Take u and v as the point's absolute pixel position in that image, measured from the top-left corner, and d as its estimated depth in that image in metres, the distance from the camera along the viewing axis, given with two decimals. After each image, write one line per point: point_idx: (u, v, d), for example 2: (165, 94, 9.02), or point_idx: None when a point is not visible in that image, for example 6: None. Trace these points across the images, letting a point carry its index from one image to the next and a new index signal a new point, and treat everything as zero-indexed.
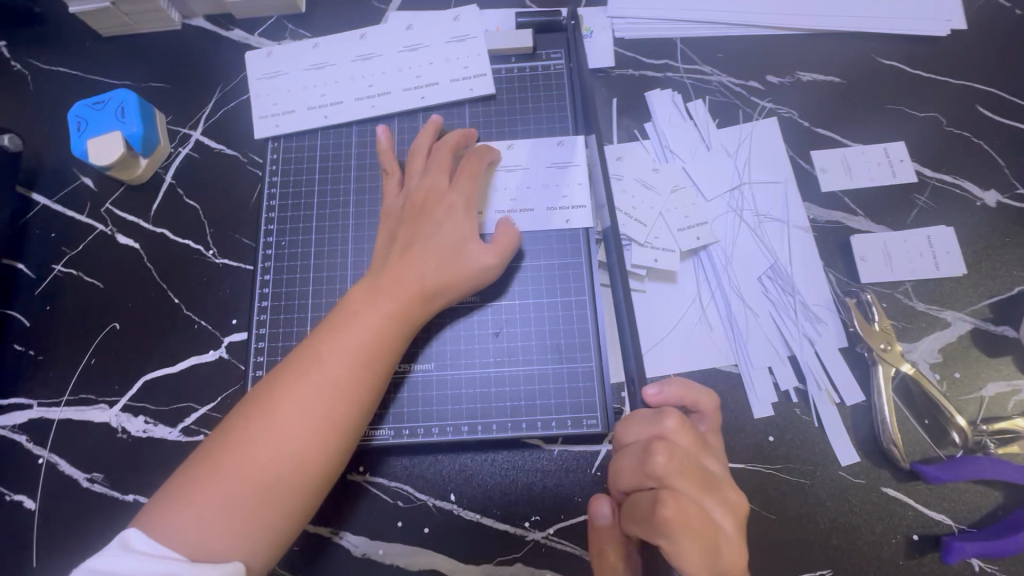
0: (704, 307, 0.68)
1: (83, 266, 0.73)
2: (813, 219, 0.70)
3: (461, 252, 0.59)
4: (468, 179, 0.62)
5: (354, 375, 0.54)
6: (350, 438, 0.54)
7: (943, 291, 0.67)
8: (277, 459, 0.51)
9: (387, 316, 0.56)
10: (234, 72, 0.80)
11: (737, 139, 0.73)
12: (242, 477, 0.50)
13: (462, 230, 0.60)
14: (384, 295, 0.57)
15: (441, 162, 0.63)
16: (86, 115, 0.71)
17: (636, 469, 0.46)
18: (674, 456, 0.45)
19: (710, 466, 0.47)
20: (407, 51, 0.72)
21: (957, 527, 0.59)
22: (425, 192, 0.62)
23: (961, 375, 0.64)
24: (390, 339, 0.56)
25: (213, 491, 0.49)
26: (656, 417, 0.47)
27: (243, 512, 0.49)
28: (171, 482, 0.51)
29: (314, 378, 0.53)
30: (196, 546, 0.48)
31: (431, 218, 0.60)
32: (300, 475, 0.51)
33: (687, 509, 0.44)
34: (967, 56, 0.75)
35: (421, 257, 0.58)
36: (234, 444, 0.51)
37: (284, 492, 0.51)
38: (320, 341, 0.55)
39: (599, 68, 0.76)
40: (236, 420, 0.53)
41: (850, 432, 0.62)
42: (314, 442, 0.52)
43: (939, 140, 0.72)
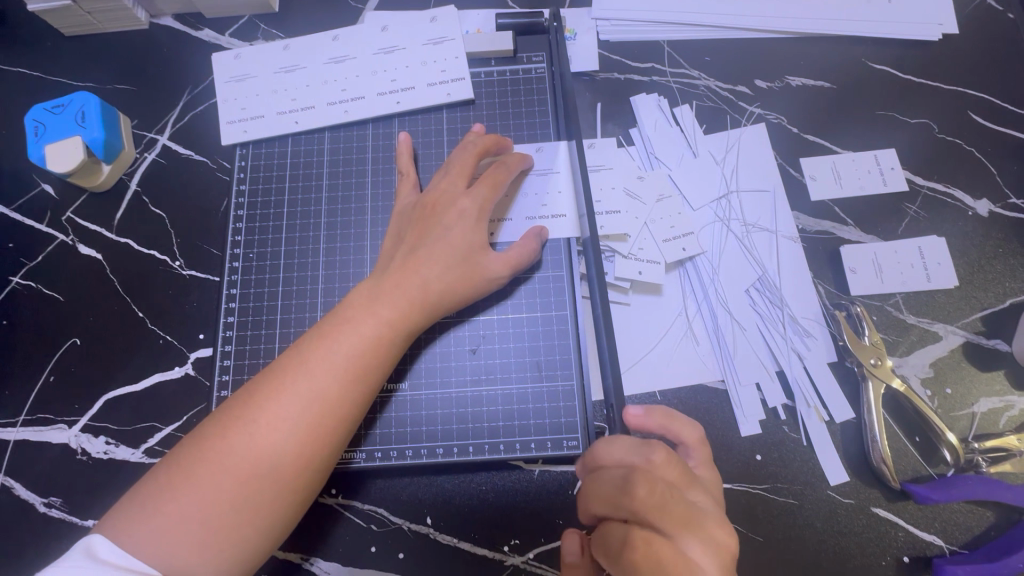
0: (690, 321, 0.65)
1: (42, 278, 0.70)
2: (802, 229, 0.68)
3: (469, 261, 0.57)
4: (489, 188, 0.59)
5: (346, 385, 0.51)
6: (335, 451, 0.52)
7: (935, 304, 0.65)
8: (257, 470, 0.48)
9: (385, 324, 0.54)
10: (203, 74, 0.76)
11: (724, 146, 0.71)
12: (218, 486, 0.47)
13: (474, 238, 0.57)
14: (385, 300, 0.54)
15: (463, 166, 0.60)
16: (45, 121, 0.68)
17: (611, 500, 0.44)
18: (655, 490, 0.43)
19: (697, 504, 0.44)
20: (382, 53, 0.69)
21: (948, 549, 0.57)
22: (439, 196, 0.59)
23: (953, 390, 0.62)
24: (386, 349, 0.53)
25: (186, 499, 0.47)
26: (642, 447, 0.46)
27: (216, 524, 0.47)
28: (143, 487, 0.48)
29: (303, 385, 0.50)
30: (163, 558, 0.45)
31: (440, 223, 0.58)
32: (280, 488, 0.49)
33: (661, 551, 0.41)
34: (959, 61, 0.73)
35: (426, 262, 0.56)
36: (212, 450, 0.48)
37: (262, 507, 0.48)
38: (313, 345, 0.52)
39: (583, 71, 0.73)
40: (216, 425, 0.50)
41: (839, 450, 0.61)
42: (297, 455, 0.49)
43: (930, 148, 0.70)
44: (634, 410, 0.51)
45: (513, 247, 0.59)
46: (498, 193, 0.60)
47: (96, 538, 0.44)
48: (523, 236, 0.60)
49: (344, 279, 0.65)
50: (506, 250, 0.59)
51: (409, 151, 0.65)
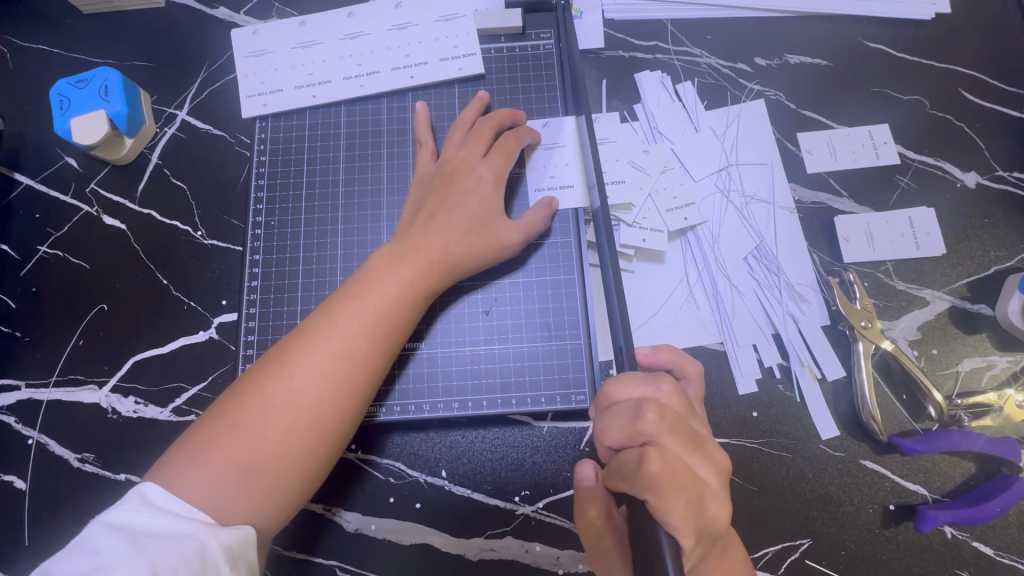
0: (691, 287, 0.69)
1: (69, 247, 0.73)
2: (799, 200, 0.71)
3: (486, 225, 0.60)
4: (503, 156, 0.62)
5: (373, 341, 0.54)
6: (365, 404, 0.55)
7: (923, 270, 0.68)
8: (296, 421, 0.51)
9: (408, 284, 0.57)
10: (220, 51, 0.79)
11: (725, 121, 0.74)
12: (258, 437, 0.50)
13: (491, 203, 0.61)
14: (406, 262, 0.57)
15: (481, 136, 0.63)
16: (69, 94, 0.70)
17: (626, 427, 0.46)
18: (665, 415, 0.45)
19: (698, 429, 0.48)
20: (396, 29, 0.71)
21: (931, 498, 0.61)
22: (457, 163, 0.62)
23: (938, 351, 0.66)
24: (409, 307, 0.57)
25: (229, 450, 0.50)
26: (652, 379, 0.48)
27: (259, 472, 0.50)
28: (185, 440, 0.51)
29: (334, 342, 0.53)
30: (212, 503, 0.48)
31: (459, 189, 0.61)
32: (318, 439, 0.52)
33: (674, 465, 0.44)
34: (951, 38, 0.76)
35: (445, 226, 0.59)
36: (251, 405, 0.51)
37: (300, 455, 0.51)
38: (341, 303, 0.55)
39: (589, 49, 0.76)
40: (253, 381, 0.53)
41: (831, 407, 0.64)
42: (332, 408, 0.52)
43: (922, 123, 0.73)
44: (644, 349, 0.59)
45: (527, 212, 0.62)
46: (512, 160, 0.63)
47: (146, 488, 0.47)
48: (533, 205, 0.63)
49: (361, 246, 0.68)
50: (522, 216, 0.62)
51: (424, 122, 0.68)
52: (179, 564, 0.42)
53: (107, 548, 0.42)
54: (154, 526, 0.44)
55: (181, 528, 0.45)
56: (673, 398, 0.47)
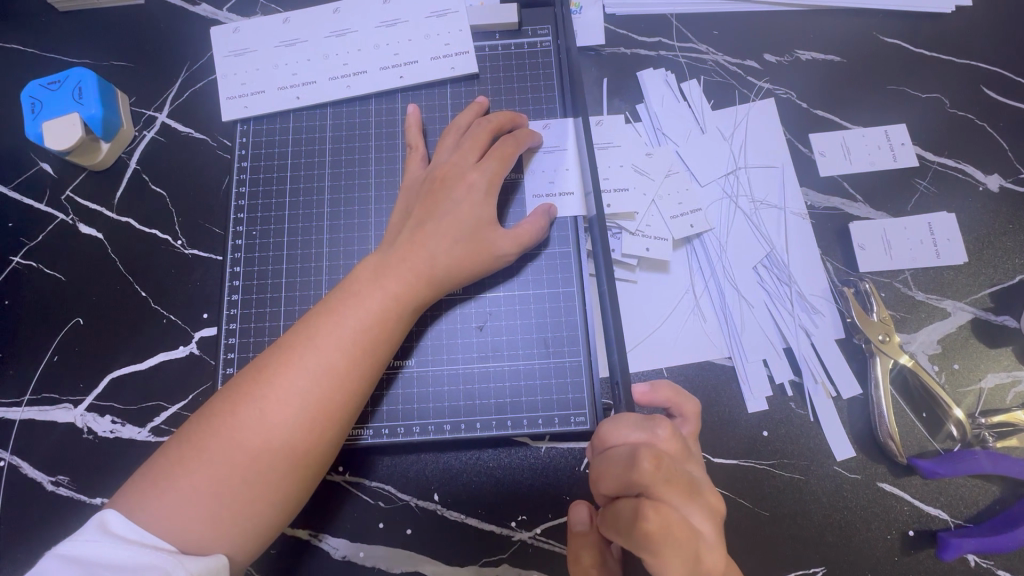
0: (697, 298, 0.65)
1: (44, 258, 0.69)
2: (811, 205, 0.67)
3: (478, 234, 0.56)
4: (498, 162, 0.58)
5: (354, 359, 0.51)
6: (345, 426, 0.52)
7: (943, 280, 0.64)
8: (270, 445, 0.48)
9: (392, 298, 0.53)
10: (201, 50, 0.75)
11: (732, 122, 0.70)
12: (228, 462, 0.47)
13: (482, 212, 0.57)
14: (391, 274, 0.54)
15: (476, 140, 0.59)
16: (40, 96, 0.68)
17: (619, 475, 0.43)
18: (661, 463, 0.42)
19: (693, 476, 0.45)
20: (384, 26, 0.67)
21: (953, 523, 0.58)
22: (448, 168, 0.59)
23: (960, 366, 0.62)
24: (393, 323, 0.53)
25: (196, 475, 0.47)
26: (649, 423, 0.45)
27: (228, 500, 0.47)
28: (153, 463, 0.48)
29: (312, 360, 0.50)
30: (178, 532, 0.45)
31: (449, 196, 0.57)
32: (293, 464, 0.48)
33: (671, 521, 0.40)
34: (972, 33, 0.72)
35: (433, 236, 0.55)
36: (222, 427, 0.48)
37: (274, 482, 0.48)
38: (322, 318, 0.52)
39: (589, 46, 0.72)
40: (225, 401, 0.50)
41: (847, 426, 0.61)
42: (309, 431, 0.49)
43: (942, 123, 0.69)
44: (641, 388, 0.53)
45: (523, 223, 0.58)
46: (507, 167, 0.59)
47: (110, 515, 0.44)
48: (532, 213, 0.60)
49: (348, 256, 0.64)
50: (515, 227, 0.59)
51: (417, 125, 0.64)
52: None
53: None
54: (114, 558, 0.42)
55: (144, 558, 0.42)
56: (670, 442, 0.44)
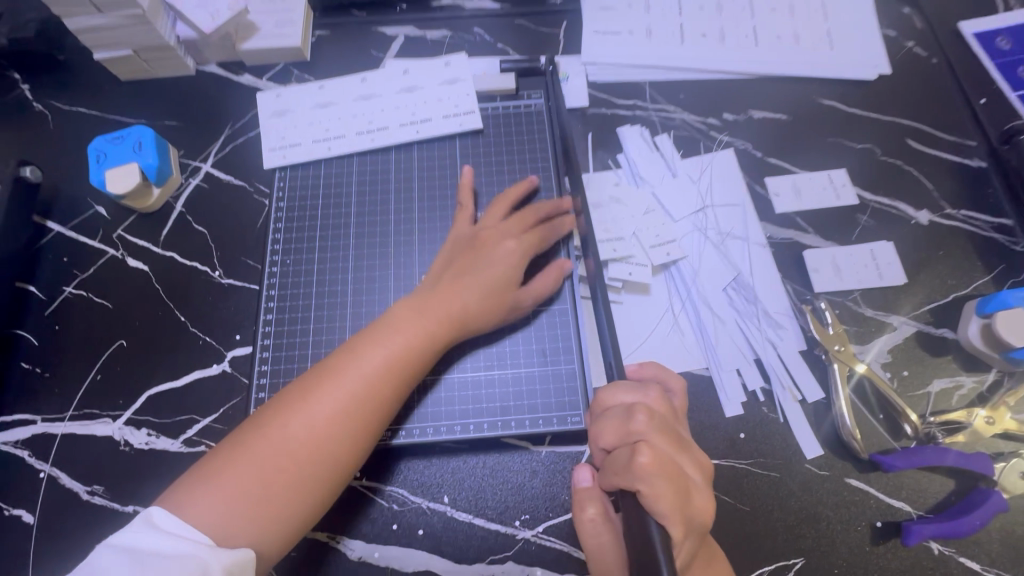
0: (676, 316, 0.74)
1: (94, 288, 0.78)
2: (770, 236, 0.78)
3: (504, 291, 0.66)
4: (535, 241, 0.69)
5: (387, 389, 0.58)
6: (373, 443, 0.59)
7: (888, 298, 0.74)
8: (311, 455, 0.54)
9: (422, 335, 0.61)
10: (243, 111, 0.88)
11: (699, 168, 0.82)
12: (272, 467, 0.53)
13: (512, 270, 0.66)
14: (426, 314, 0.62)
15: (520, 219, 0.70)
16: (106, 149, 0.78)
17: (617, 428, 0.50)
18: (653, 416, 0.50)
19: (685, 434, 0.52)
20: (404, 92, 0.80)
21: (915, 514, 0.64)
22: (490, 234, 0.69)
23: (910, 373, 0.70)
24: (419, 355, 0.61)
25: (240, 477, 0.53)
26: (640, 386, 0.53)
27: (268, 503, 0.53)
28: (201, 465, 0.54)
29: (352, 385, 0.57)
30: (219, 528, 0.50)
31: (488, 253, 0.67)
32: (327, 474, 0.55)
33: (665, 462, 0.47)
34: (894, 96, 0.87)
35: (468, 287, 0.64)
36: (268, 437, 0.55)
37: (309, 489, 0.54)
38: (361, 347, 0.60)
39: (575, 107, 0.85)
40: (273, 412, 0.56)
41: (813, 427, 0.68)
42: (346, 448, 0.56)
43: (876, 168, 0.82)
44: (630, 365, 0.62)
45: (536, 280, 0.68)
46: (542, 246, 0.70)
47: (158, 510, 0.50)
48: (548, 271, 0.69)
49: (370, 281, 0.74)
50: (532, 284, 0.68)
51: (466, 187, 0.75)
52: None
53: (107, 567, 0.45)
54: (151, 546, 0.47)
55: (180, 548, 0.47)
56: (661, 402, 0.52)
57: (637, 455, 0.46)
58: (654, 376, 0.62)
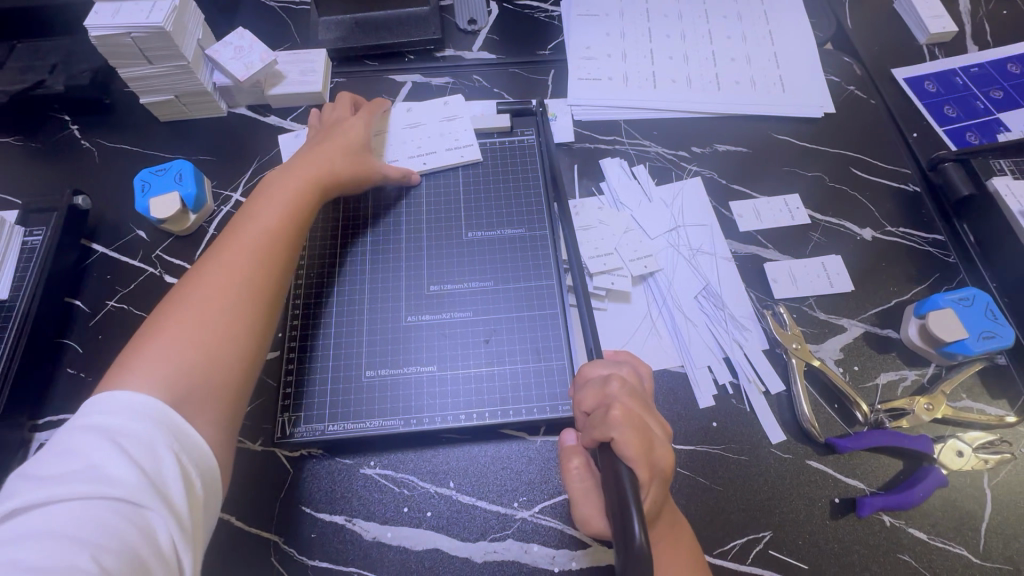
0: (654, 321, 0.84)
1: (134, 302, 0.87)
2: (735, 251, 0.89)
3: (350, 161, 0.83)
4: (366, 114, 0.89)
5: (274, 241, 0.72)
6: (283, 269, 0.71)
7: (838, 303, 0.84)
8: (223, 286, 0.66)
9: (299, 188, 0.77)
10: (270, 148, 0.99)
11: (671, 193, 0.94)
12: (189, 310, 0.63)
13: (358, 139, 0.85)
14: (300, 172, 0.79)
15: (345, 106, 0.90)
16: (151, 180, 0.89)
17: (595, 394, 0.60)
18: (625, 383, 0.60)
19: (651, 402, 0.62)
20: (410, 127, 0.93)
21: (868, 491, 0.72)
22: (331, 121, 0.88)
23: (860, 367, 0.80)
24: (308, 197, 0.78)
25: (166, 337, 0.61)
26: (615, 362, 0.64)
27: (192, 345, 0.61)
28: (127, 344, 0.61)
29: (246, 244, 0.70)
30: (150, 369, 0.58)
31: (331, 132, 0.86)
32: (244, 290, 0.66)
33: (633, 416, 0.57)
34: (838, 132, 1.00)
35: (325, 151, 0.82)
36: (177, 308, 0.63)
37: (228, 300, 0.65)
38: (238, 226, 0.72)
39: (562, 142, 0.97)
40: (186, 277, 0.67)
41: (777, 415, 0.77)
42: (255, 263, 0.69)
43: (825, 192, 0.94)
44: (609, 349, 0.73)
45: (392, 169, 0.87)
46: (374, 116, 0.91)
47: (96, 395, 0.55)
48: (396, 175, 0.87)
49: (384, 290, 0.82)
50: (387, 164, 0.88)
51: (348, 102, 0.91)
52: (153, 467, 0.51)
53: (83, 445, 0.50)
54: (126, 427, 0.52)
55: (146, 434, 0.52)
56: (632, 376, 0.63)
57: (609, 409, 0.56)
58: (627, 359, 0.71)
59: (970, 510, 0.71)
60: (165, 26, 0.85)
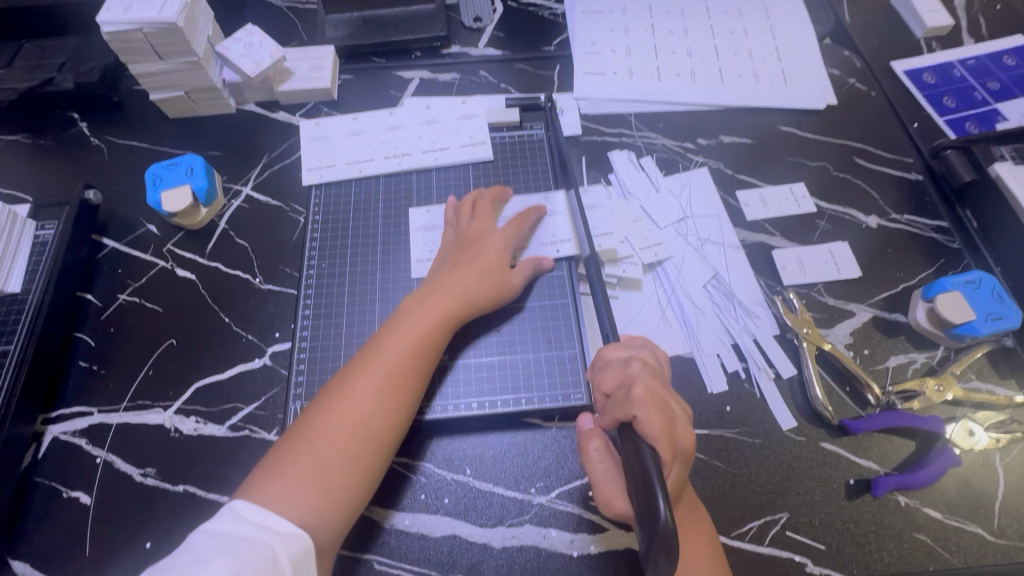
0: (664, 308, 0.84)
1: (146, 295, 0.87)
2: (743, 240, 0.90)
3: (498, 274, 0.76)
4: (514, 227, 0.81)
5: (420, 349, 0.70)
6: (406, 416, 0.67)
7: (846, 289, 0.85)
8: (352, 443, 0.62)
9: (434, 323, 0.71)
10: (279, 142, 0.99)
11: (679, 184, 0.95)
12: (316, 479, 0.60)
13: (502, 258, 0.78)
14: (430, 307, 0.72)
15: (486, 211, 0.82)
16: (161, 174, 0.90)
17: (615, 375, 0.60)
18: (645, 365, 0.60)
19: (669, 385, 0.62)
20: (426, 124, 0.94)
21: (882, 471, 0.73)
22: (474, 232, 0.80)
23: (870, 351, 0.81)
24: (436, 342, 0.71)
25: (307, 458, 0.61)
26: (633, 346, 0.64)
27: (321, 480, 0.60)
28: (267, 458, 0.62)
29: (378, 372, 0.67)
30: (287, 503, 0.58)
31: (477, 246, 0.78)
32: (366, 452, 0.63)
33: (655, 395, 0.57)
34: (841, 123, 1.02)
35: (466, 276, 0.75)
36: (313, 425, 0.63)
37: (349, 487, 0.61)
38: (395, 327, 0.71)
39: (571, 135, 0.99)
40: (314, 411, 0.65)
41: (787, 400, 0.77)
42: (381, 425, 0.64)
43: (830, 181, 0.95)
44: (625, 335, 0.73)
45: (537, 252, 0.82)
46: (521, 231, 0.81)
47: (239, 498, 0.58)
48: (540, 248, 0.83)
49: (395, 281, 0.84)
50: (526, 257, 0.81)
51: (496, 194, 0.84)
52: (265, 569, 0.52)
53: (207, 550, 0.52)
54: (239, 533, 0.54)
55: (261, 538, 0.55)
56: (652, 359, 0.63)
57: (630, 388, 0.56)
58: (644, 343, 0.71)
59: (982, 488, 0.72)
60: (176, 21, 0.86)
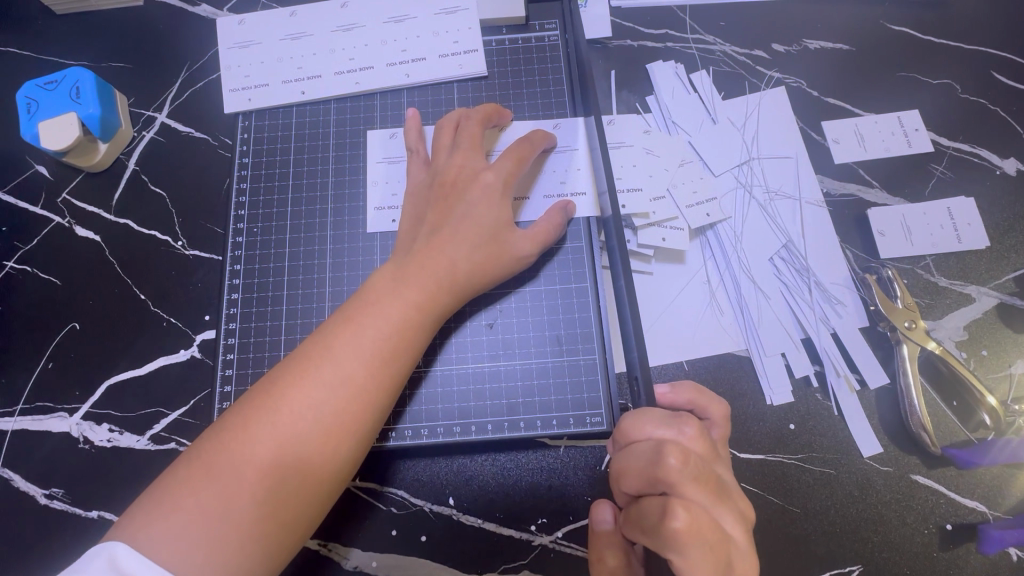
0: (714, 291, 0.63)
1: (38, 261, 0.67)
2: (827, 193, 0.66)
3: (496, 237, 0.55)
4: (514, 162, 0.57)
5: (389, 348, 0.49)
6: (364, 441, 0.49)
7: (965, 265, 0.63)
8: (279, 472, 0.44)
9: (411, 306, 0.51)
10: (201, 50, 0.73)
11: (743, 112, 0.69)
12: (222, 519, 0.42)
13: (498, 215, 0.55)
14: (408, 283, 0.52)
15: (472, 137, 0.58)
16: (38, 96, 0.65)
17: (644, 472, 0.42)
18: (688, 460, 0.41)
19: (722, 476, 0.44)
20: (393, 22, 0.67)
21: (992, 515, 0.55)
22: (457, 171, 0.57)
23: (989, 353, 0.60)
24: (415, 332, 0.51)
25: (213, 489, 0.43)
26: (675, 420, 0.44)
27: (237, 526, 0.42)
28: (158, 482, 0.44)
29: (326, 373, 0.47)
30: (177, 556, 0.41)
31: (463, 198, 0.56)
32: (303, 484, 0.45)
33: (703, 521, 0.39)
34: (979, 19, 0.72)
35: (452, 242, 0.54)
36: (230, 442, 0.45)
37: (273, 532, 0.44)
38: (355, 312, 0.50)
39: (596, 38, 0.71)
40: (233, 418, 0.46)
41: (873, 418, 0.59)
42: (324, 450, 0.46)
43: (955, 108, 0.69)
44: (663, 389, 0.51)
45: (539, 222, 0.57)
46: (523, 167, 0.58)
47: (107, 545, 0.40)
48: (550, 210, 0.58)
49: (353, 254, 0.63)
50: (531, 226, 0.57)
51: (488, 117, 0.60)
52: None
53: None
54: None
55: None
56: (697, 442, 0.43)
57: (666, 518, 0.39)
58: (689, 401, 0.52)
59: None
60: None
